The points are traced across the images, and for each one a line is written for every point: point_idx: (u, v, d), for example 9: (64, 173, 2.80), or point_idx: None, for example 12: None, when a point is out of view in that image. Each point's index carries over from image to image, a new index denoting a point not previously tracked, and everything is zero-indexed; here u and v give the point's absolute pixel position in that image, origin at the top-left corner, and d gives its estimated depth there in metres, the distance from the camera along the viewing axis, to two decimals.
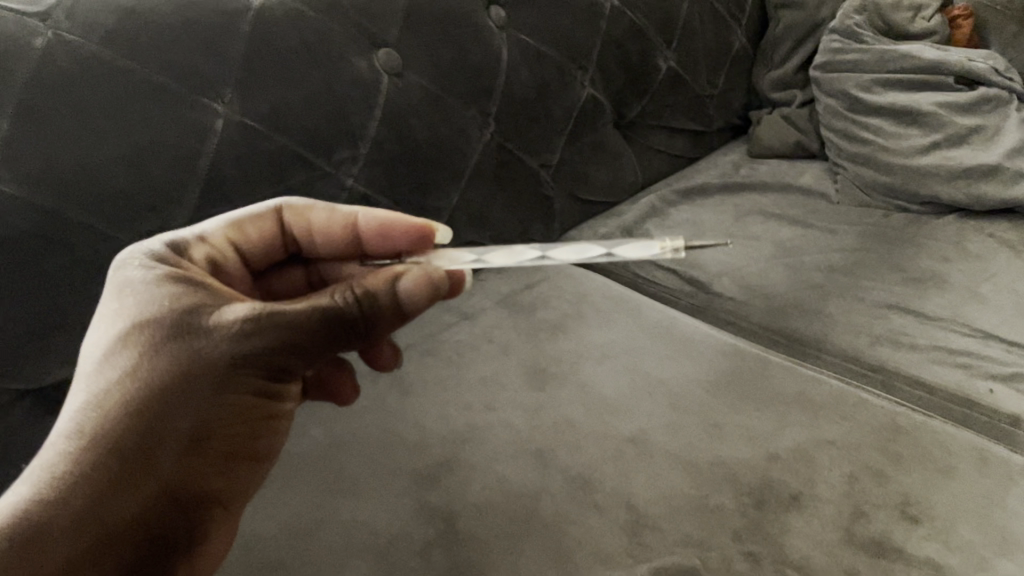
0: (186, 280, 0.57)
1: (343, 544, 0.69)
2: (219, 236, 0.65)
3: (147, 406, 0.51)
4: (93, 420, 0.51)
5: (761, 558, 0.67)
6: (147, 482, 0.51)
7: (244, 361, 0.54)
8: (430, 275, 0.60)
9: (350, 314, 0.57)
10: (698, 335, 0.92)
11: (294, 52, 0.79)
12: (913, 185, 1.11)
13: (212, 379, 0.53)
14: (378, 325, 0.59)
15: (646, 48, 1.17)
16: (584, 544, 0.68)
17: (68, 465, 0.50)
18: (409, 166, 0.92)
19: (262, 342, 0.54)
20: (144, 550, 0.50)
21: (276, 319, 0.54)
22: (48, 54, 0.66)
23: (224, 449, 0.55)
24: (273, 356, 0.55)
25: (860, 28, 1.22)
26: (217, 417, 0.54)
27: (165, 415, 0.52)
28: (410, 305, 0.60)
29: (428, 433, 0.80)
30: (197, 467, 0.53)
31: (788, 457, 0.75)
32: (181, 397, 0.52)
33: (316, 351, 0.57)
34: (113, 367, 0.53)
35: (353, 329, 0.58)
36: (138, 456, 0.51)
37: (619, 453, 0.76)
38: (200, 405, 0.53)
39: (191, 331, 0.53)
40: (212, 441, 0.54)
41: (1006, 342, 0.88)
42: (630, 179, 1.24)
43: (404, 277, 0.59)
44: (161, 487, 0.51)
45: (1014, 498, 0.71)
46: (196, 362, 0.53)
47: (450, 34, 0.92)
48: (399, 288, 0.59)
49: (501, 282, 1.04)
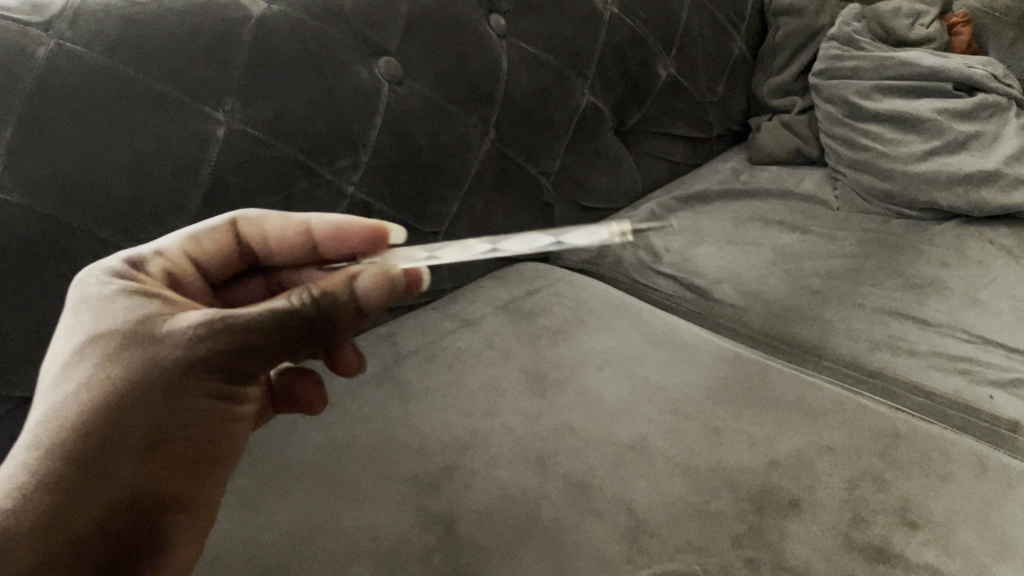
0: (144, 295, 0.56)
1: (345, 549, 0.69)
2: (176, 251, 0.64)
3: (106, 414, 0.50)
4: (53, 429, 0.49)
5: (761, 564, 0.67)
6: (107, 487, 0.49)
7: (203, 363, 0.53)
8: (386, 274, 0.60)
9: (307, 312, 0.56)
10: (698, 342, 0.92)
11: (295, 61, 0.79)
12: (911, 192, 1.11)
13: (170, 382, 0.52)
14: (339, 322, 0.59)
15: (646, 55, 1.17)
16: (584, 550, 0.68)
17: (27, 476, 0.48)
18: (409, 173, 0.92)
19: (219, 343, 0.53)
20: (107, 556, 0.48)
21: (233, 320, 0.54)
22: (51, 62, 0.66)
23: (188, 453, 0.53)
24: (232, 358, 0.54)
25: (860, 35, 1.24)
26: (176, 420, 0.52)
27: (126, 420, 0.50)
28: (368, 301, 0.60)
29: (428, 439, 0.80)
30: (158, 472, 0.51)
31: (788, 464, 0.76)
32: (141, 402, 0.51)
33: (275, 352, 0.56)
34: (71, 379, 0.52)
35: (313, 329, 0.57)
36: (97, 461, 0.49)
37: (619, 460, 0.77)
38: (158, 409, 0.51)
39: (148, 337, 0.53)
40: (173, 443, 0.52)
41: (1006, 348, 0.88)
42: (631, 185, 1.25)
43: (360, 275, 0.59)
44: (123, 492, 0.49)
45: (1013, 504, 0.71)
46: (155, 366, 0.52)
47: (451, 41, 0.92)
48: (356, 287, 0.59)
49: (501, 288, 1.04)
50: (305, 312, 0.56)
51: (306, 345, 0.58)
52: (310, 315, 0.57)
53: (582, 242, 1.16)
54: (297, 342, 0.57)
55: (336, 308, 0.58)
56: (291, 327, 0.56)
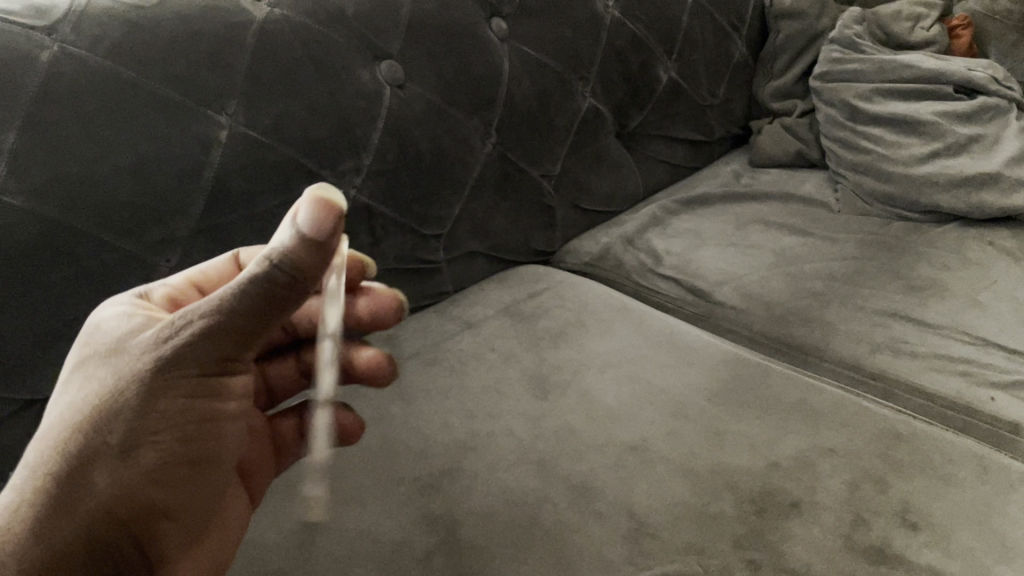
0: (137, 314, 0.56)
1: (347, 553, 0.69)
2: (180, 280, 0.63)
3: (84, 428, 0.49)
4: (39, 452, 0.50)
5: (763, 565, 0.67)
6: (82, 505, 0.48)
7: (169, 362, 0.50)
8: (323, 204, 0.50)
9: (254, 279, 0.49)
10: (699, 345, 0.92)
11: (297, 65, 0.80)
12: (912, 194, 1.12)
13: (139, 390, 0.50)
14: (297, 278, 0.50)
15: (647, 59, 1.18)
16: (586, 551, 0.68)
17: (17, 497, 0.49)
18: (411, 177, 0.92)
19: (184, 340, 0.50)
20: None
21: (193, 314, 0.50)
22: (55, 67, 0.67)
23: (169, 459, 0.51)
24: (197, 352, 0.50)
25: (860, 38, 1.24)
26: (151, 427, 0.50)
27: (102, 432, 0.49)
28: (324, 241, 0.50)
29: (430, 442, 0.80)
30: (133, 482, 0.49)
31: (790, 466, 0.76)
32: (114, 412, 0.49)
33: (243, 334, 0.51)
34: (62, 400, 0.52)
35: (275, 295, 0.50)
36: (72, 479, 0.48)
37: (621, 462, 0.77)
38: (129, 419, 0.49)
39: (124, 350, 0.52)
40: (149, 451, 0.50)
41: (1006, 350, 0.89)
42: (632, 188, 1.25)
43: (298, 214, 0.50)
44: (100, 505, 0.48)
45: (1014, 505, 0.72)
46: (126, 375, 0.50)
47: (452, 45, 0.93)
48: (296, 233, 0.50)
49: (503, 291, 1.04)
50: (257, 278, 0.49)
51: (281, 316, 0.51)
52: (264, 283, 0.49)
53: (583, 245, 1.16)
54: (265, 317, 0.50)
55: (288, 263, 0.49)
56: (250, 299, 0.49)
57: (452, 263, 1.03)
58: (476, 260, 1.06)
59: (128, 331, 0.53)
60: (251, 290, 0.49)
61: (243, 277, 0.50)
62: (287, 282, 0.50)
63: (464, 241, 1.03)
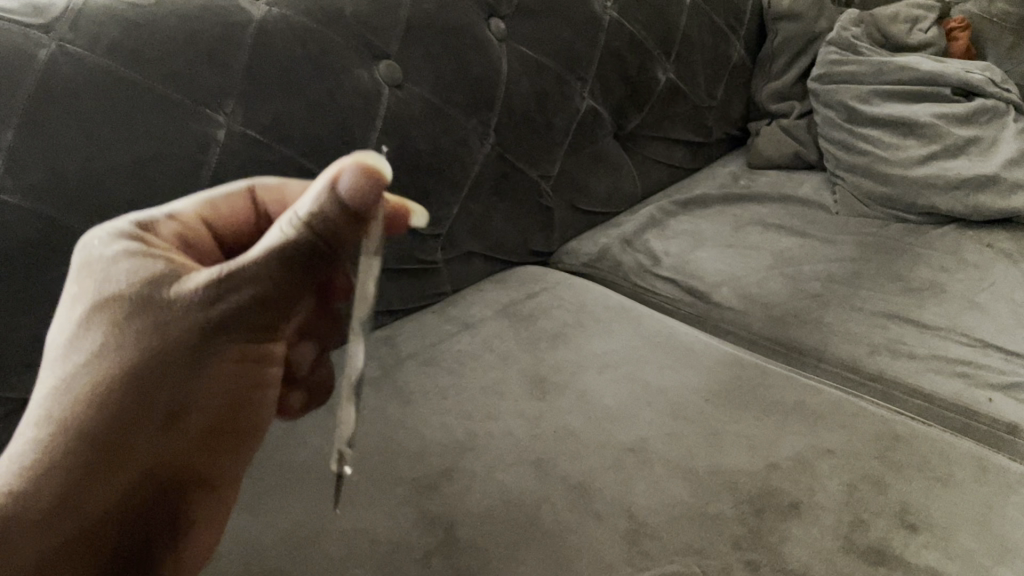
0: (148, 254, 0.52)
1: (345, 553, 0.69)
2: (192, 213, 0.58)
3: (123, 387, 0.48)
4: (65, 406, 0.47)
5: (762, 566, 0.67)
6: (122, 470, 0.48)
7: (214, 325, 0.50)
8: (370, 169, 0.49)
9: (301, 247, 0.50)
10: (698, 345, 0.92)
11: (295, 65, 0.79)
12: (909, 196, 1.12)
13: (185, 352, 0.49)
14: (342, 248, 0.50)
15: (645, 60, 1.18)
16: (585, 552, 0.68)
17: (38, 456, 0.46)
18: (409, 177, 0.92)
19: (230, 303, 0.50)
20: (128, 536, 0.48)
21: (238, 275, 0.50)
22: (52, 65, 0.66)
23: (208, 426, 0.52)
24: (241, 315, 0.50)
25: (857, 40, 1.24)
26: (195, 393, 0.50)
27: (141, 393, 0.48)
28: (368, 212, 0.50)
29: (428, 442, 0.80)
30: (179, 450, 0.50)
31: (789, 467, 0.76)
32: (157, 373, 0.49)
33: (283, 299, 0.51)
34: (79, 349, 0.49)
35: (317, 262, 0.51)
36: (112, 443, 0.48)
37: (620, 463, 0.77)
38: (174, 384, 0.49)
39: (157, 302, 0.49)
40: (192, 418, 0.51)
41: (1005, 352, 0.89)
42: (630, 189, 1.25)
43: (342, 177, 0.49)
44: (144, 470, 0.49)
45: (1012, 506, 0.72)
46: (166, 333, 0.49)
47: (451, 45, 0.93)
48: (341, 199, 0.49)
49: (501, 292, 1.04)
50: (301, 246, 0.50)
51: (318, 284, 0.52)
52: (309, 251, 0.50)
53: (582, 246, 1.16)
54: (303, 284, 0.51)
55: (332, 232, 0.50)
56: (295, 266, 0.50)
57: (450, 263, 1.03)
58: (474, 261, 1.06)
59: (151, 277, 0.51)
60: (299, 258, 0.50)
61: (285, 242, 0.50)
62: (329, 251, 0.50)
63: (462, 241, 1.03)
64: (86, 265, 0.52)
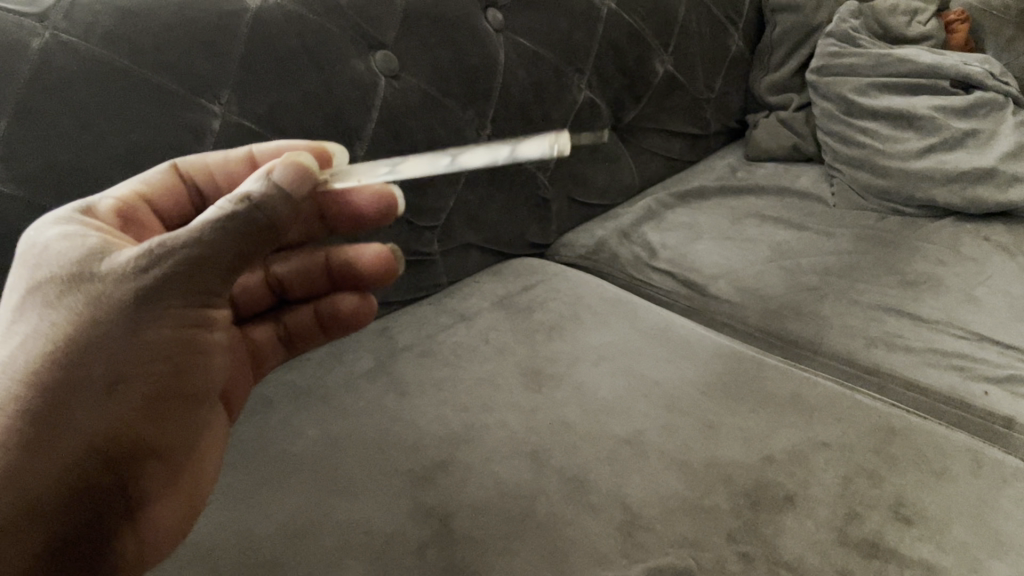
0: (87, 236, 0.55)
1: (340, 544, 0.68)
2: (128, 192, 0.63)
3: (61, 360, 0.49)
4: (4, 384, 0.48)
5: (756, 558, 0.67)
6: (65, 442, 0.47)
7: (152, 294, 0.50)
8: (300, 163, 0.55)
9: (237, 221, 0.52)
10: (694, 338, 0.92)
11: (292, 55, 0.79)
12: (907, 188, 1.12)
13: (123, 319, 0.50)
14: (277, 222, 0.54)
15: (644, 52, 1.17)
16: (580, 543, 0.68)
17: None
18: (405, 168, 0.92)
19: (165, 272, 0.51)
20: (77, 510, 0.47)
21: (171, 247, 0.51)
22: (46, 54, 0.66)
23: (155, 393, 0.51)
24: (180, 283, 0.51)
25: (856, 32, 1.23)
26: (137, 361, 0.50)
27: (80, 364, 0.49)
28: (299, 191, 0.55)
29: (423, 434, 0.80)
30: (125, 419, 0.49)
31: (784, 459, 0.76)
32: (95, 343, 0.49)
33: (222, 267, 0.52)
34: (19, 331, 0.50)
35: (254, 234, 0.53)
36: (49, 413, 0.47)
37: (616, 454, 0.77)
38: (114, 351, 0.49)
39: (93, 278, 0.51)
40: (134, 385, 0.50)
41: (1001, 345, 0.89)
42: (628, 181, 1.25)
43: (275, 170, 0.54)
44: (85, 442, 0.48)
45: (1007, 499, 0.72)
46: (102, 304, 0.50)
47: (448, 36, 0.92)
48: (274, 183, 0.54)
49: (498, 284, 1.04)
50: (237, 218, 0.52)
51: (257, 254, 0.54)
52: (240, 220, 0.52)
53: (579, 238, 1.16)
54: (242, 253, 0.53)
55: (266, 206, 0.53)
56: (229, 238, 0.52)
57: (447, 255, 1.03)
58: (471, 253, 1.06)
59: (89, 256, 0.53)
60: (235, 226, 0.52)
61: (221, 215, 0.51)
62: (264, 222, 0.53)
63: (459, 233, 1.03)
64: (27, 254, 0.54)
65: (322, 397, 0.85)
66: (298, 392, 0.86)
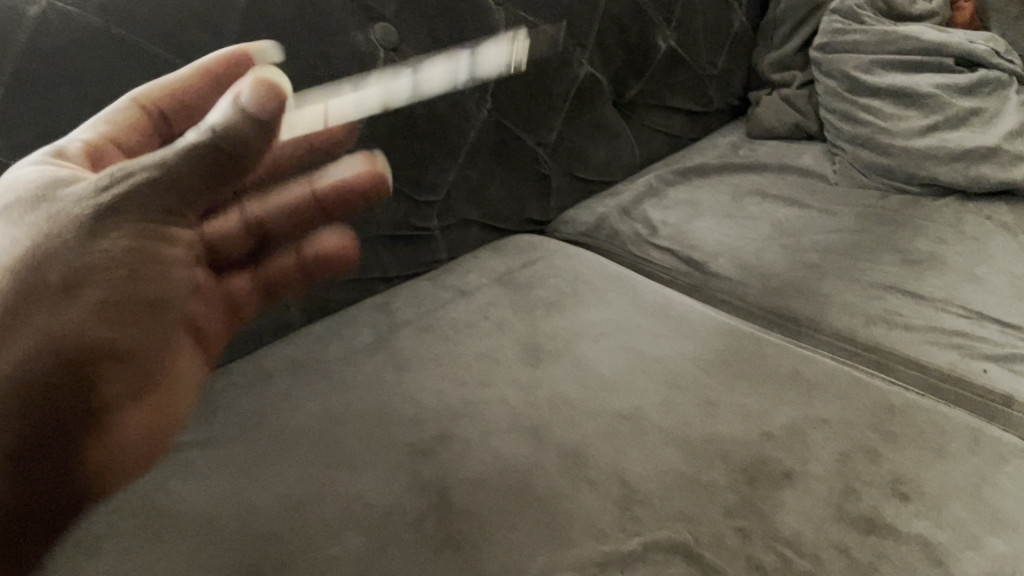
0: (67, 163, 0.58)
1: (338, 516, 0.69)
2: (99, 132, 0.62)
3: (21, 266, 0.51)
4: None
5: (754, 533, 0.67)
6: (23, 338, 0.50)
7: (110, 211, 0.52)
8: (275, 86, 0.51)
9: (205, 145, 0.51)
10: (694, 315, 0.92)
11: (289, 27, 0.78)
12: (910, 167, 1.11)
13: (78, 233, 0.52)
14: (246, 153, 0.52)
15: (646, 27, 1.16)
16: (578, 517, 0.68)
17: None
18: (405, 141, 0.91)
19: (128, 192, 0.52)
20: (33, 408, 0.49)
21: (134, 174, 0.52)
22: (44, 23, 0.66)
23: (117, 300, 0.53)
24: (139, 202, 0.52)
25: (862, 8, 1.21)
26: (94, 269, 0.52)
27: (41, 269, 0.51)
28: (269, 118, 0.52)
29: (422, 408, 0.80)
30: (81, 321, 0.51)
31: (783, 436, 0.76)
32: (54, 254, 0.51)
33: (187, 189, 0.53)
34: None
35: (220, 164, 0.52)
36: (9, 314, 0.50)
37: (615, 430, 0.77)
38: (68, 259, 0.51)
39: (53, 200, 0.53)
40: (94, 290, 0.52)
41: (1002, 324, 0.88)
42: (629, 158, 1.24)
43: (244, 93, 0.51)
44: (43, 338, 0.50)
45: (1005, 476, 0.72)
46: (62, 221, 0.52)
47: (449, 9, 0.91)
48: (246, 105, 0.51)
49: (497, 260, 1.03)
50: (202, 145, 0.51)
51: (226, 183, 0.54)
52: (205, 147, 0.52)
53: (579, 214, 1.16)
54: (210, 179, 0.53)
55: (232, 134, 0.51)
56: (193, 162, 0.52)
57: (446, 230, 1.02)
58: (470, 228, 1.05)
59: (54, 180, 0.55)
60: (198, 154, 0.52)
61: (188, 143, 0.52)
62: (231, 150, 0.52)
63: (458, 208, 1.02)
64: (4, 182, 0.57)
65: (321, 371, 0.85)
66: (297, 365, 0.86)
